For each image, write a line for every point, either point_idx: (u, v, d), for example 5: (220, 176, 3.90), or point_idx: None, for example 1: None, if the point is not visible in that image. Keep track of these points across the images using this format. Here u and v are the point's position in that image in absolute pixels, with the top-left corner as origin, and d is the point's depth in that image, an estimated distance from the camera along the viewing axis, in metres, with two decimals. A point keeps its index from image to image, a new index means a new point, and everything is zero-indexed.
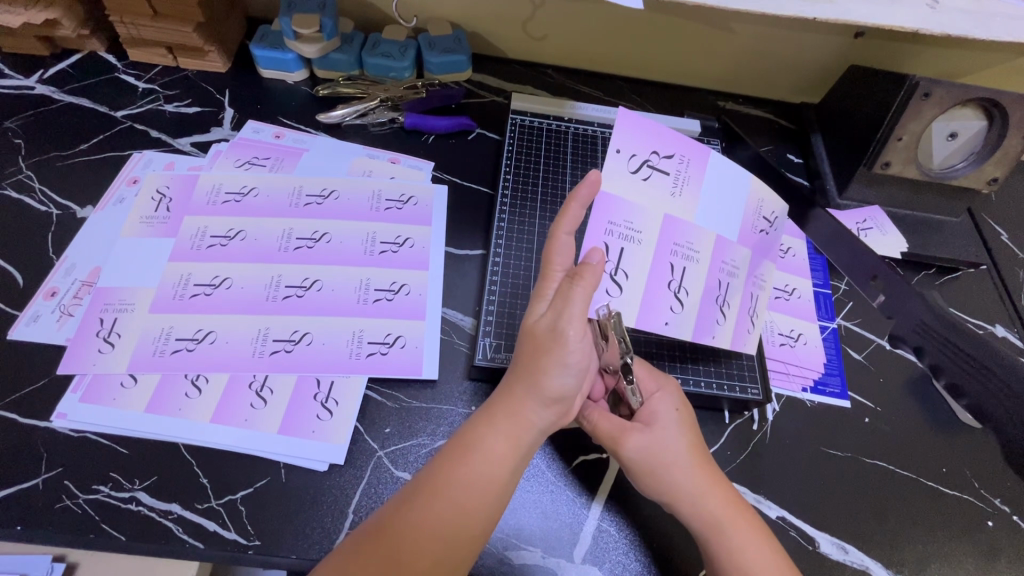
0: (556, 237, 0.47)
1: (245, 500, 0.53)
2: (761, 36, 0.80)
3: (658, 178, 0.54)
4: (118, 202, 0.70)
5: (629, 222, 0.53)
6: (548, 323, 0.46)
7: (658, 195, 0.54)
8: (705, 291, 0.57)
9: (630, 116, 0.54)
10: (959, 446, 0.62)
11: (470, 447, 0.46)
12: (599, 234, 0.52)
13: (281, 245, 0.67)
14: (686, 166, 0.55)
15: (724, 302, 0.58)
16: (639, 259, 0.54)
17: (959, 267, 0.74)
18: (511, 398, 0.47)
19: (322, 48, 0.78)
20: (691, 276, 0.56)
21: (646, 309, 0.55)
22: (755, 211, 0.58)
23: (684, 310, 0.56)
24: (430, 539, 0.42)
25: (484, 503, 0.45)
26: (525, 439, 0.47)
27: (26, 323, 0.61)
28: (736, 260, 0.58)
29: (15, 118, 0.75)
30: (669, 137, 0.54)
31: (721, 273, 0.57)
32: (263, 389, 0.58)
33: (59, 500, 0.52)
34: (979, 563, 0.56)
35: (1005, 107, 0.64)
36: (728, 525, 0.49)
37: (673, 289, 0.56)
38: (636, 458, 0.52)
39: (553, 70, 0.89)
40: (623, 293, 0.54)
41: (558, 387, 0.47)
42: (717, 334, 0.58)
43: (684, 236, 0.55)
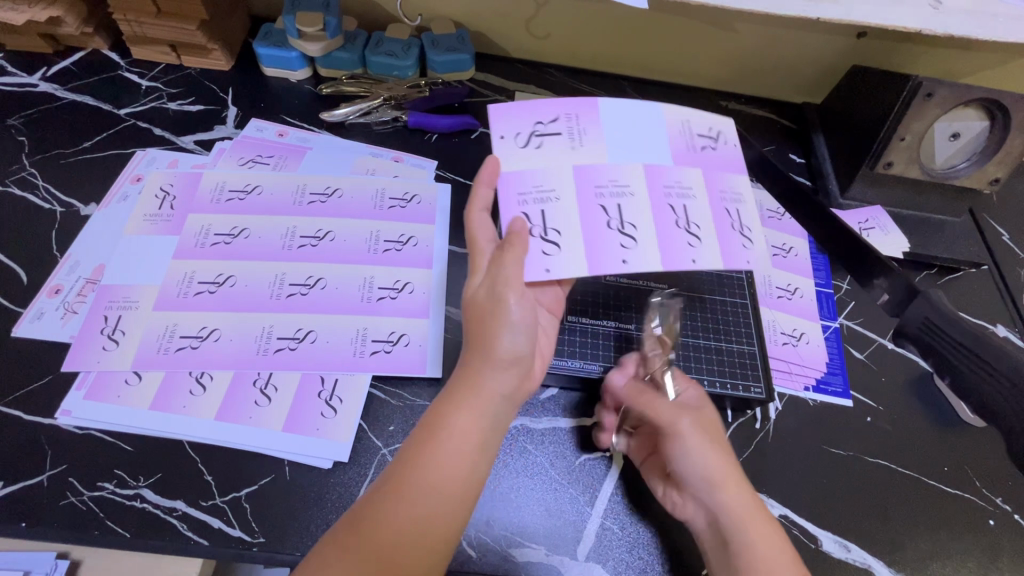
0: (471, 217, 0.52)
1: (249, 497, 0.53)
2: (764, 36, 0.80)
3: (553, 141, 0.55)
4: (122, 199, 0.70)
5: (539, 185, 0.53)
6: (486, 292, 0.49)
7: (558, 155, 0.55)
8: (657, 219, 0.53)
9: (502, 105, 0.57)
10: (960, 445, 0.62)
11: (434, 430, 0.46)
12: (514, 205, 0.52)
13: (284, 244, 0.67)
14: (577, 123, 0.56)
15: (687, 224, 0.54)
16: (566, 214, 0.52)
17: (961, 267, 0.74)
18: (465, 373, 0.48)
19: (326, 46, 0.78)
20: (631, 210, 0.53)
21: (594, 255, 0.51)
22: (685, 131, 0.58)
23: (638, 244, 0.52)
24: (412, 521, 0.42)
25: (456, 483, 0.44)
26: (490, 411, 0.47)
27: (30, 320, 0.61)
28: (684, 181, 0.56)
29: (18, 115, 0.75)
30: (546, 107, 0.57)
31: (668, 198, 0.54)
32: (268, 386, 0.58)
33: (64, 496, 0.52)
34: (980, 562, 0.57)
35: (1007, 108, 0.64)
36: (753, 519, 0.50)
37: (616, 227, 0.52)
38: (692, 435, 0.54)
39: (556, 70, 0.89)
40: (562, 249, 0.51)
41: (508, 348, 0.49)
42: (697, 257, 0.52)
43: (605, 177, 0.54)
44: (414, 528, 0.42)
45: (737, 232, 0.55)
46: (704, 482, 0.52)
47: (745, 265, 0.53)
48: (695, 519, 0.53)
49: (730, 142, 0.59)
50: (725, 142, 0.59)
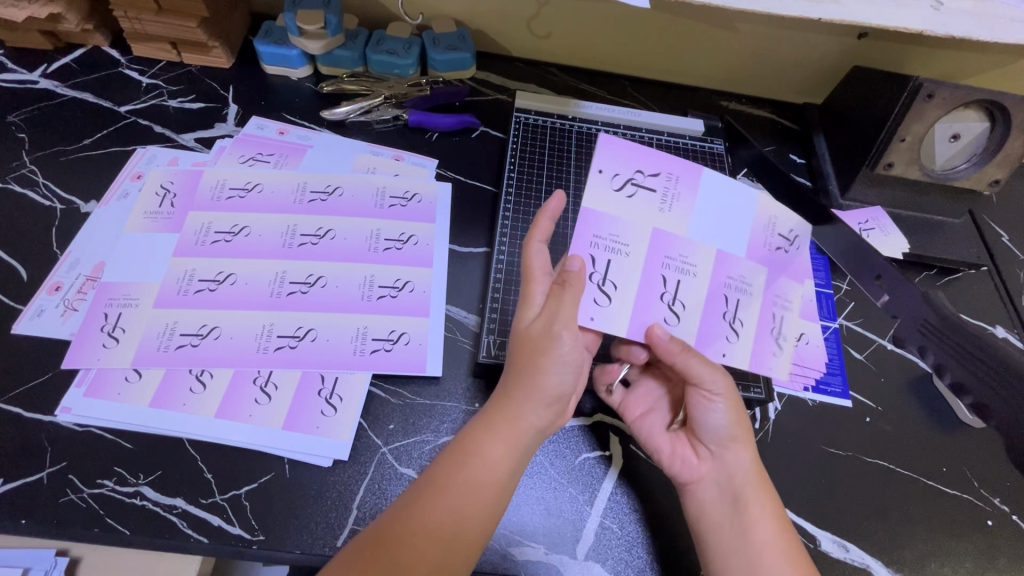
0: (531, 246, 0.53)
1: (249, 495, 0.53)
2: (765, 36, 0.80)
3: (643, 195, 0.54)
4: (122, 197, 0.70)
5: (616, 235, 0.53)
6: (540, 326, 0.49)
7: (644, 210, 0.54)
8: (706, 305, 0.54)
9: (610, 140, 0.56)
10: (957, 445, 0.63)
11: (468, 453, 0.47)
12: (585, 245, 0.52)
13: (284, 242, 0.67)
14: (674, 185, 0.55)
15: (734, 318, 0.55)
16: (629, 271, 0.53)
17: (960, 268, 0.74)
18: (508, 402, 0.49)
19: (327, 44, 0.78)
20: (688, 289, 0.54)
21: (637, 320, 0.52)
22: (768, 228, 0.57)
23: (681, 324, 0.53)
24: (431, 540, 0.43)
25: (481, 508, 0.46)
26: (521, 441, 0.49)
27: (30, 317, 0.61)
28: (748, 277, 0.55)
29: (18, 112, 0.75)
30: (652, 157, 0.56)
31: (726, 289, 0.55)
32: (267, 384, 0.58)
33: (64, 494, 0.52)
34: (979, 563, 0.57)
35: (1007, 108, 0.64)
36: (759, 485, 0.54)
37: (667, 301, 0.53)
38: (730, 393, 0.54)
39: (556, 68, 0.89)
40: (613, 303, 0.52)
41: (553, 386, 0.49)
42: (728, 352, 0.54)
43: (677, 250, 0.54)
44: (440, 543, 0.43)
45: (772, 336, 0.56)
46: (728, 438, 0.55)
47: (767, 371, 0.55)
48: (705, 480, 0.55)
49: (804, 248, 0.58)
50: (800, 249, 0.58)
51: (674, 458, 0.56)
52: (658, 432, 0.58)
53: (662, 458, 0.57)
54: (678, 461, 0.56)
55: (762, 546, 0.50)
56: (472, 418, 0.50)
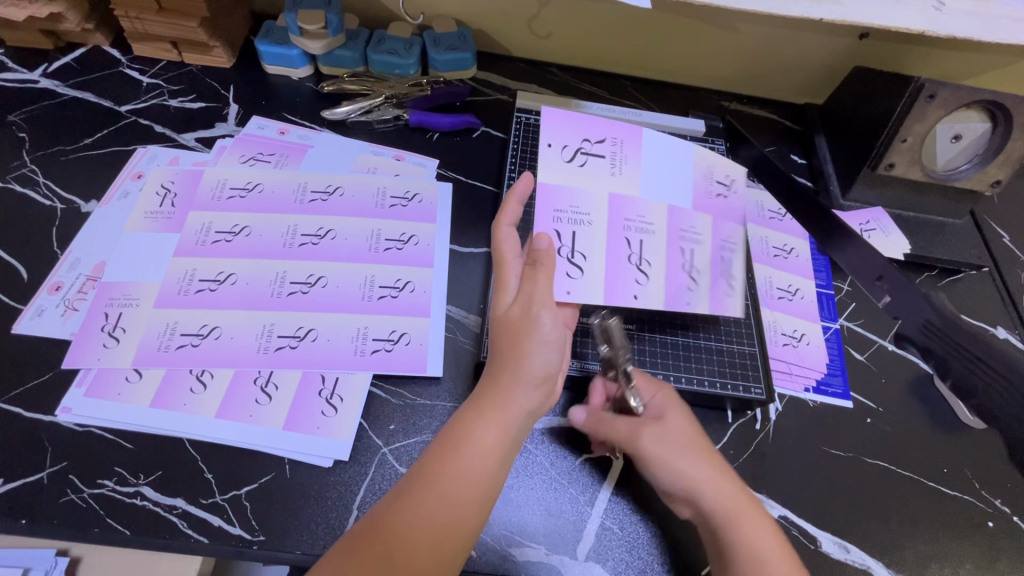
0: (500, 231, 0.52)
1: (250, 495, 0.53)
2: (766, 36, 0.80)
3: (594, 162, 0.58)
4: (122, 197, 0.70)
5: (576, 207, 0.56)
6: (518, 310, 0.48)
7: (597, 177, 0.57)
8: (669, 260, 0.57)
9: (555, 115, 0.59)
10: (959, 446, 0.63)
11: (457, 440, 0.46)
12: (548, 221, 0.55)
13: (285, 242, 0.66)
14: (620, 149, 0.59)
15: (692, 267, 0.57)
16: (593, 240, 0.55)
17: (962, 269, 0.74)
18: (496, 388, 0.48)
19: (327, 44, 0.78)
20: (650, 247, 0.56)
21: (610, 286, 0.54)
22: (706, 175, 0.60)
23: (650, 281, 0.56)
24: (425, 534, 0.43)
25: (474, 494, 0.45)
26: (513, 425, 0.47)
27: (30, 317, 0.61)
28: (698, 226, 0.58)
29: (19, 111, 0.75)
30: (596, 126, 0.59)
31: (681, 241, 0.57)
32: (268, 384, 0.58)
33: (64, 494, 0.52)
34: (979, 564, 0.57)
35: (1008, 109, 0.64)
36: (742, 513, 0.49)
37: (634, 262, 0.56)
38: (653, 452, 0.51)
39: (557, 68, 0.89)
40: (585, 273, 0.54)
41: (541, 367, 0.48)
42: (692, 301, 0.56)
43: (634, 211, 0.57)
44: (432, 535, 0.43)
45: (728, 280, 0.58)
46: (687, 492, 0.50)
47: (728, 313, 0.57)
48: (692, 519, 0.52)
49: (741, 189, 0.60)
50: (739, 192, 0.61)
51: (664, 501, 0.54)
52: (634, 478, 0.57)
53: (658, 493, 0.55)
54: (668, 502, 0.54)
55: None
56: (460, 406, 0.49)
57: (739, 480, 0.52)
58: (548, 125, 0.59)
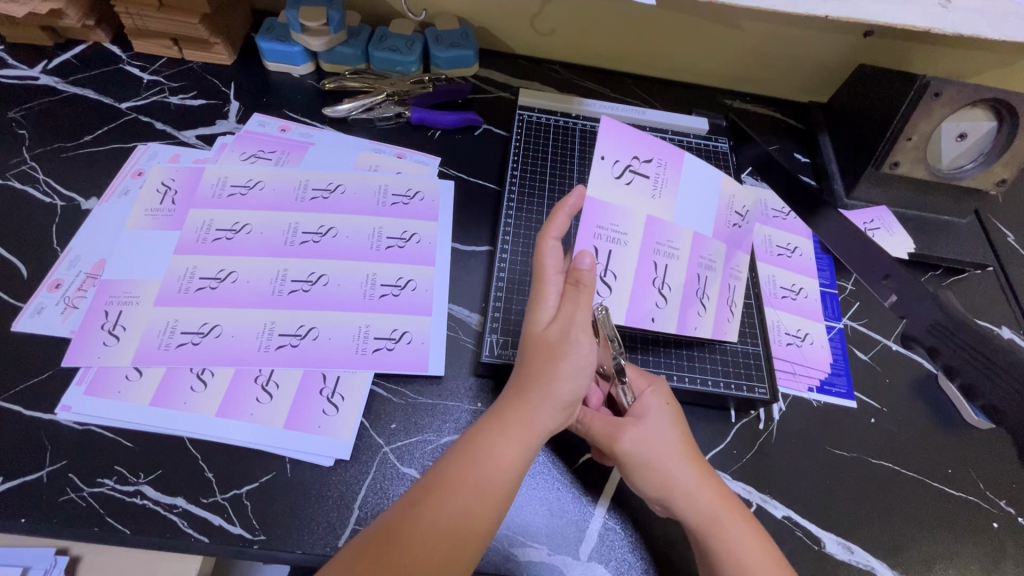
0: (542, 244, 0.48)
1: (250, 494, 0.53)
2: (769, 34, 0.80)
3: (640, 182, 0.55)
4: (123, 194, 0.69)
5: (615, 225, 0.55)
6: (558, 329, 0.47)
7: (640, 199, 0.55)
8: (685, 284, 0.58)
9: (611, 124, 0.55)
10: (963, 446, 0.62)
11: (480, 451, 0.46)
12: (589, 237, 0.54)
13: (286, 240, 0.66)
14: (664, 169, 0.56)
15: (703, 293, 0.59)
16: (627, 260, 0.56)
17: (966, 268, 0.73)
18: (523, 404, 0.47)
19: (328, 41, 0.77)
20: (673, 272, 0.57)
21: (633, 304, 0.57)
22: (726, 206, 0.58)
23: (667, 305, 0.58)
24: (437, 541, 0.42)
25: (489, 507, 0.45)
26: (534, 444, 0.48)
27: (30, 315, 0.60)
28: (713, 254, 0.58)
29: (19, 108, 0.75)
30: (649, 142, 0.56)
31: (700, 268, 0.58)
32: (269, 383, 0.58)
33: (64, 492, 0.52)
34: (984, 565, 0.56)
35: (1016, 108, 0.63)
36: (725, 519, 0.49)
37: (657, 285, 0.57)
38: (633, 455, 0.51)
39: (559, 66, 0.88)
40: (613, 293, 0.56)
41: (570, 391, 0.48)
42: (699, 325, 0.59)
43: (665, 235, 0.56)
44: (446, 539, 0.42)
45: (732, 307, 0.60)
46: (668, 496, 0.50)
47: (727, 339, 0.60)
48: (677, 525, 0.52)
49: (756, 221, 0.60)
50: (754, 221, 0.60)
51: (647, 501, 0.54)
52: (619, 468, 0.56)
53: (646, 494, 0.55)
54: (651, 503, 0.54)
55: None
56: (481, 417, 0.48)
57: (722, 482, 0.52)
58: (602, 131, 0.55)
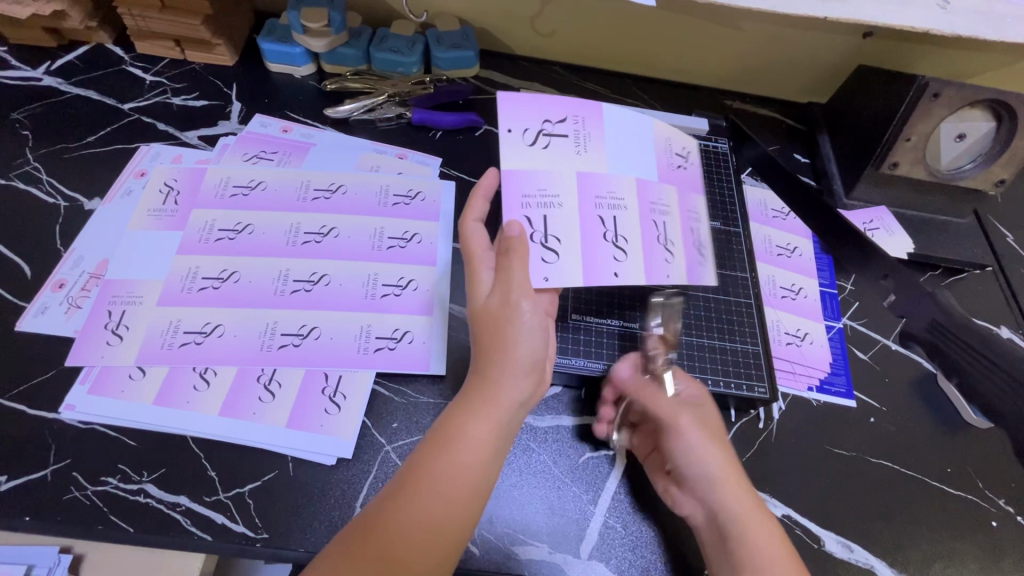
0: (467, 228, 0.53)
1: (253, 493, 0.53)
2: (768, 35, 0.80)
3: (559, 143, 0.57)
4: (126, 194, 0.70)
5: (543, 190, 0.55)
6: (497, 300, 0.49)
7: (563, 158, 0.57)
8: (644, 236, 0.56)
9: (512, 99, 0.58)
10: (963, 446, 0.62)
11: (448, 438, 0.46)
12: (516, 207, 0.54)
13: (288, 241, 0.66)
14: (582, 127, 0.58)
15: (667, 241, 0.57)
16: (566, 221, 0.55)
17: (966, 269, 0.74)
18: (482, 382, 0.48)
19: (330, 42, 0.78)
20: (624, 223, 0.56)
21: (588, 265, 0.54)
22: (665, 149, 0.61)
23: (627, 259, 0.55)
24: (420, 529, 0.43)
25: (467, 489, 0.45)
26: (503, 418, 0.47)
27: (34, 314, 0.61)
28: (664, 198, 0.59)
29: (22, 109, 0.75)
30: (556, 105, 0.59)
31: (653, 213, 0.57)
32: (271, 382, 0.58)
33: (68, 491, 0.52)
34: (982, 564, 0.57)
35: (1014, 108, 0.64)
36: (755, 513, 0.50)
37: (610, 239, 0.55)
38: (689, 434, 0.53)
39: (560, 67, 0.89)
40: (560, 257, 0.53)
41: (526, 354, 0.49)
42: (671, 273, 0.56)
43: (602, 188, 0.57)
44: (431, 531, 0.43)
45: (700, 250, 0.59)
46: (705, 478, 0.51)
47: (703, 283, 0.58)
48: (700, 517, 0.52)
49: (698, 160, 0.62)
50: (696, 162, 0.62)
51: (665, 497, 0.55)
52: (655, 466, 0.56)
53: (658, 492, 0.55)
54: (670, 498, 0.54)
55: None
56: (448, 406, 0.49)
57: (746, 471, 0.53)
58: (508, 108, 0.58)
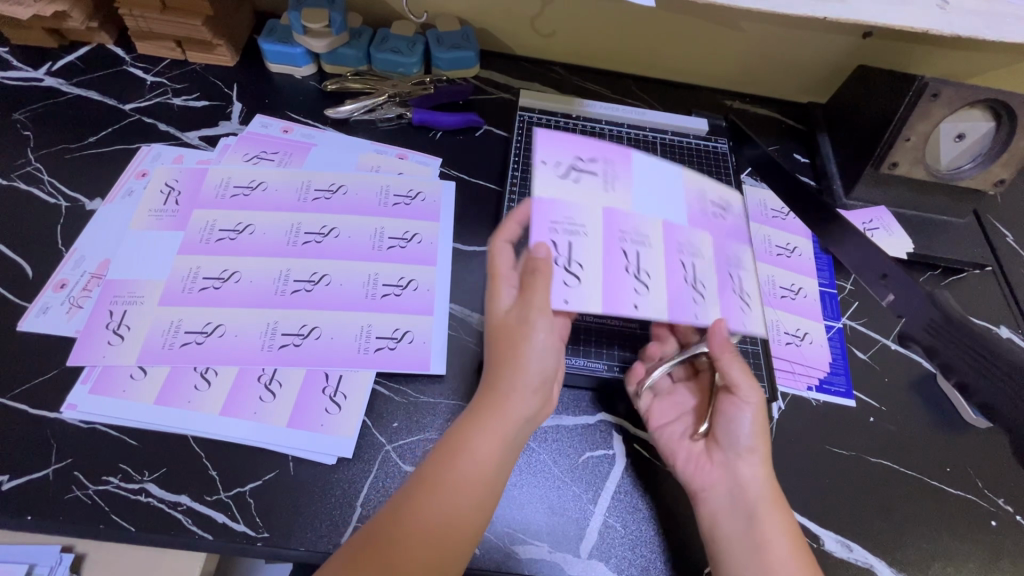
0: (497, 247, 0.55)
1: (254, 492, 0.53)
2: (768, 35, 0.80)
3: (587, 179, 0.56)
4: (127, 195, 0.70)
5: (570, 219, 0.54)
6: (516, 316, 0.50)
7: (591, 192, 0.55)
8: (669, 272, 0.54)
9: (547, 133, 0.57)
10: (963, 446, 0.63)
11: (458, 448, 0.47)
12: (544, 232, 0.52)
13: (289, 240, 0.67)
14: (612, 167, 0.57)
15: (696, 282, 0.55)
16: (590, 252, 0.53)
17: (966, 268, 0.74)
18: (493, 396, 0.49)
19: (331, 43, 0.78)
20: (648, 259, 0.54)
21: (607, 293, 0.52)
22: (702, 197, 0.60)
23: (650, 292, 0.53)
24: (429, 536, 0.43)
25: (475, 498, 0.46)
26: (511, 432, 0.48)
27: (36, 314, 0.61)
28: (698, 242, 0.57)
29: (24, 110, 0.75)
30: (588, 144, 0.58)
31: (681, 255, 0.56)
32: (272, 382, 0.58)
33: (70, 490, 0.52)
34: (982, 564, 0.57)
35: (1013, 108, 0.64)
36: (779, 496, 0.53)
37: (632, 272, 0.53)
38: (760, 412, 0.54)
39: (560, 67, 0.89)
40: (582, 283, 0.51)
41: (536, 372, 0.50)
42: (698, 313, 0.54)
43: (629, 224, 0.55)
44: (438, 537, 0.44)
45: (739, 295, 0.57)
46: (748, 450, 0.54)
47: (742, 328, 0.56)
48: (721, 489, 0.54)
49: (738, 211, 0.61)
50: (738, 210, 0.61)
51: (687, 463, 0.56)
52: (678, 439, 0.58)
53: (676, 462, 0.57)
54: (693, 466, 0.56)
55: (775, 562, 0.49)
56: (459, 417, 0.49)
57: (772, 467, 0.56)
58: (541, 141, 0.57)
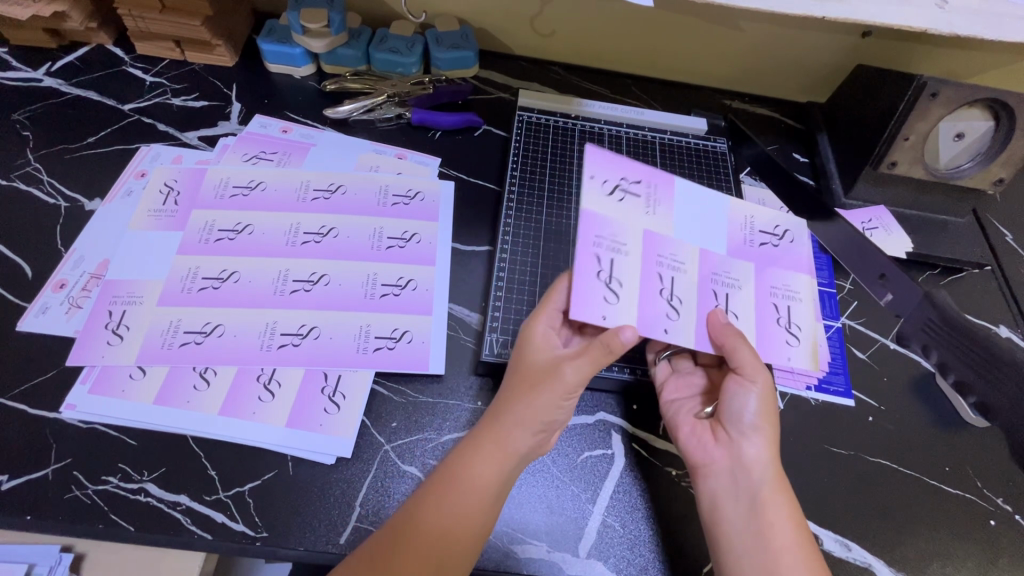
0: (558, 285, 0.57)
1: (253, 492, 0.53)
2: (767, 34, 0.80)
3: (632, 200, 0.59)
4: (126, 195, 0.70)
5: (614, 237, 0.56)
6: (549, 362, 0.53)
7: (634, 214, 0.58)
8: (700, 299, 0.58)
9: (596, 149, 0.60)
10: (962, 445, 0.63)
11: (456, 474, 0.48)
12: (590, 247, 0.54)
13: (288, 240, 0.67)
14: (654, 190, 0.61)
15: (729, 309, 0.58)
16: (630, 270, 0.55)
17: (965, 268, 0.74)
18: (499, 430, 0.50)
19: (329, 43, 0.78)
20: (681, 285, 0.57)
21: (642, 314, 0.54)
22: (748, 226, 0.64)
23: (680, 319, 0.56)
24: (423, 552, 0.45)
25: (470, 523, 0.47)
26: (510, 467, 0.50)
27: (35, 314, 0.61)
28: (735, 272, 0.60)
29: (23, 110, 0.76)
30: (633, 166, 0.61)
31: (714, 284, 0.59)
32: (271, 382, 0.58)
33: (69, 490, 0.53)
34: (981, 563, 0.57)
35: (1012, 107, 0.64)
36: (782, 479, 0.53)
37: (666, 297, 0.56)
38: (765, 398, 0.54)
39: (559, 67, 0.89)
40: (620, 300, 0.53)
41: (548, 415, 0.51)
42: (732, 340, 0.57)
43: (667, 250, 0.58)
44: (431, 553, 0.45)
45: (782, 328, 0.59)
46: (750, 428, 0.54)
47: (785, 362, 0.58)
48: (723, 468, 0.54)
49: (795, 241, 0.64)
50: (789, 245, 0.64)
51: (690, 437, 0.57)
52: (684, 415, 0.58)
53: (680, 434, 0.57)
54: (697, 441, 0.56)
55: (776, 546, 0.49)
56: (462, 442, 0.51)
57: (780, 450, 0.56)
58: (591, 156, 0.59)
